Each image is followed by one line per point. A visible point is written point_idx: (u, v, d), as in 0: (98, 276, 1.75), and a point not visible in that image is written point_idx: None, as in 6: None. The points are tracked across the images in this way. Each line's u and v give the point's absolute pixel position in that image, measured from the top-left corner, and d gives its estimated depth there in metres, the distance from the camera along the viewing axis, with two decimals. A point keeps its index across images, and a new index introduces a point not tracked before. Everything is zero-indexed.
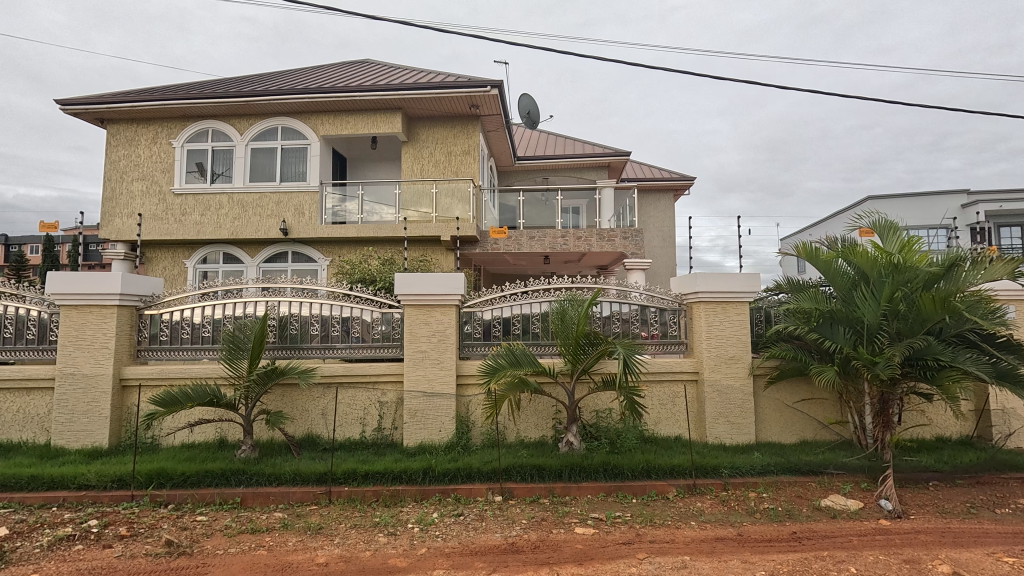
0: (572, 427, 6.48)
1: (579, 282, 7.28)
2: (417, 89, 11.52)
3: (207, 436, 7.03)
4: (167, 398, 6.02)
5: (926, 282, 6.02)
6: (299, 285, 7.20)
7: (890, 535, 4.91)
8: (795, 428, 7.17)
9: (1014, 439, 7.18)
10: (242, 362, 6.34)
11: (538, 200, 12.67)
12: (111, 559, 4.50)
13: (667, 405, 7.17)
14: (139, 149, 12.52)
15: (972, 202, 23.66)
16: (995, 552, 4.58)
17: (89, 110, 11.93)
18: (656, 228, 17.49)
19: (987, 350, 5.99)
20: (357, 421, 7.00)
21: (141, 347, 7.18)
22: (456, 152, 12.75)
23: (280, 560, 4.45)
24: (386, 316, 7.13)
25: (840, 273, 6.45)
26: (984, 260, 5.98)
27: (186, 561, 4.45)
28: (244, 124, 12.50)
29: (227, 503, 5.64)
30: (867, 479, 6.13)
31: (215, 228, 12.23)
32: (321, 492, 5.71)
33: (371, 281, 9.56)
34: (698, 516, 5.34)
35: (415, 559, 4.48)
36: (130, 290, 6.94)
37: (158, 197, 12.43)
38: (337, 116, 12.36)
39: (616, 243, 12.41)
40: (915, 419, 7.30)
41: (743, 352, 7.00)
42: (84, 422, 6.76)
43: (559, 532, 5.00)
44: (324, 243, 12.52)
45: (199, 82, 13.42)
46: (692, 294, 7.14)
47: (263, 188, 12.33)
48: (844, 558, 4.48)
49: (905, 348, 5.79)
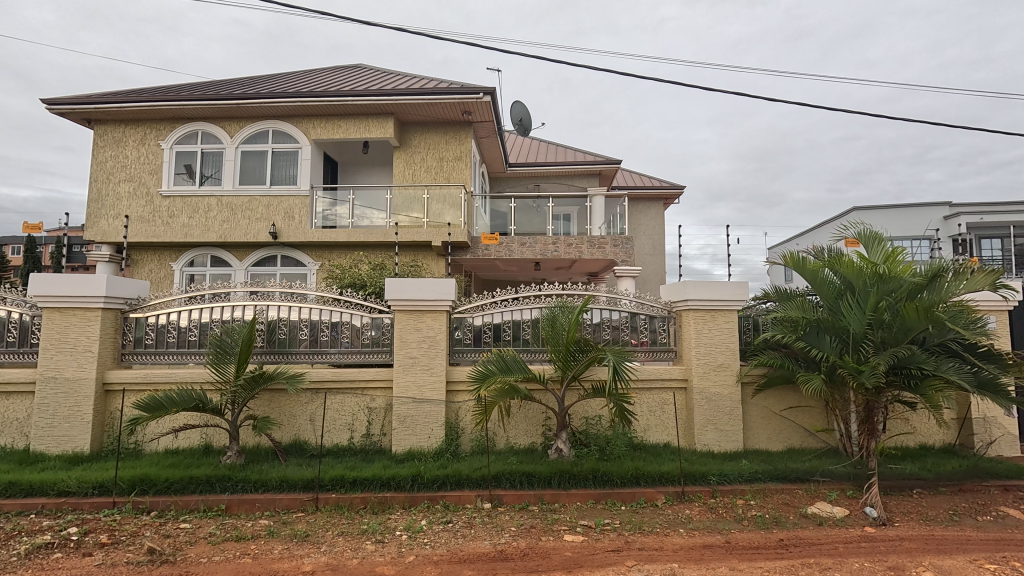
0: (561, 434, 6.47)
1: (570, 289, 7.30)
2: (410, 94, 11.54)
3: (191, 442, 6.90)
4: (152, 403, 5.95)
5: (910, 292, 6.14)
6: (288, 290, 7.14)
7: (874, 542, 4.97)
8: (782, 435, 7.23)
9: (995, 447, 7.31)
10: (229, 367, 6.25)
11: (528, 205, 12.81)
12: (90, 567, 4.40)
13: (656, 413, 7.19)
14: (126, 149, 12.38)
15: (954, 214, 24.07)
16: (977, 559, 4.65)
17: (76, 110, 11.80)
18: (646, 236, 17.66)
19: (969, 359, 6.09)
20: (345, 427, 6.93)
21: (125, 351, 7.06)
22: (448, 158, 12.76)
23: (266, 569, 4.39)
24: (376, 321, 7.09)
25: (827, 283, 6.53)
26: (965, 271, 6.08)
27: (168, 569, 4.37)
28: (234, 127, 12.42)
29: (211, 510, 5.53)
30: (852, 486, 6.21)
31: (204, 230, 12.11)
32: (307, 499, 5.65)
33: (362, 286, 9.53)
34: (686, 524, 5.36)
35: (403, 566, 4.44)
36: (116, 293, 6.84)
37: (145, 198, 12.29)
38: (328, 120, 12.32)
39: (607, 251, 12.33)
40: (900, 427, 7.39)
41: (731, 360, 7.06)
42: (66, 427, 6.62)
43: (548, 539, 4.98)
44: (314, 247, 12.45)
45: (190, 84, 13.34)
46: (681, 302, 7.19)
47: (253, 191, 12.25)
48: (829, 565, 4.52)
49: (890, 356, 5.88)
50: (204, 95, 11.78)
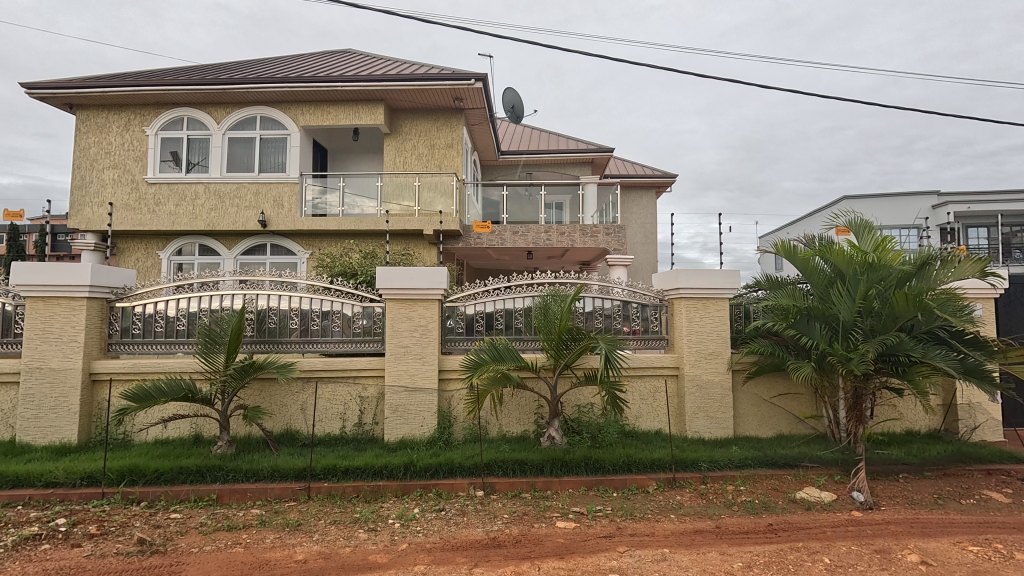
0: (553, 421, 6.50)
1: (562, 278, 7.25)
2: (400, 80, 11.36)
3: (181, 432, 6.85)
4: (140, 393, 5.87)
5: (899, 280, 6.18)
6: (278, 278, 7.08)
7: (861, 526, 5.05)
8: (771, 423, 7.31)
9: (979, 433, 7.44)
10: (218, 357, 6.17)
11: (521, 194, 12.69)
12: (80, 558, 4.36)
13: (647, 400, 7.24)
14: (110, 136, 12.10)
15: (943, 203, 24.19)
16: (961, 542, 4.74)
17: (57, 94, 11.50)
18: (638, 225, 17.69)
19: (956, 346, 6.15)
20: (337, 417, 6.90)
21: (112, 340, 6.96)
22: (439, 145, 12.63)
23: (258, 558, 4.37)
24: (368, 310, 7.02)
25: (817, 271, 6.56)
26: (954, 259, 6.14)
27: (159, 560, 4.34)
28: (221, 113, 12.17)
29: (202, 500, 5.51)
30: (840, 471, 6.31)
31: (191, 218, 11.93)
32: (300, 489, 5.64)
33: (353, 275, 9.52)
34: (678, 509, 5.41)
35: (396, 555, 4.44)
36: (101, 282, 6.73)
37: (130, 186, 12.06)
38: (318, 106, 12.12)
39: (599, 239, 12.42)
40: (887, 414, 7.50)
41: (723, 347, 7.10)
42: (52, 417, 6.54)
43: (540, 526, 5.01)
44: (304, 236, 12.31)
45: (173, 67, 13.01)
46: (674, 291, 7.20)
47: (241, 178, 12.06)
48: (817, 549, 4.58)
49: (878, 344, 5.92)
50: (189, 80, 11.51)
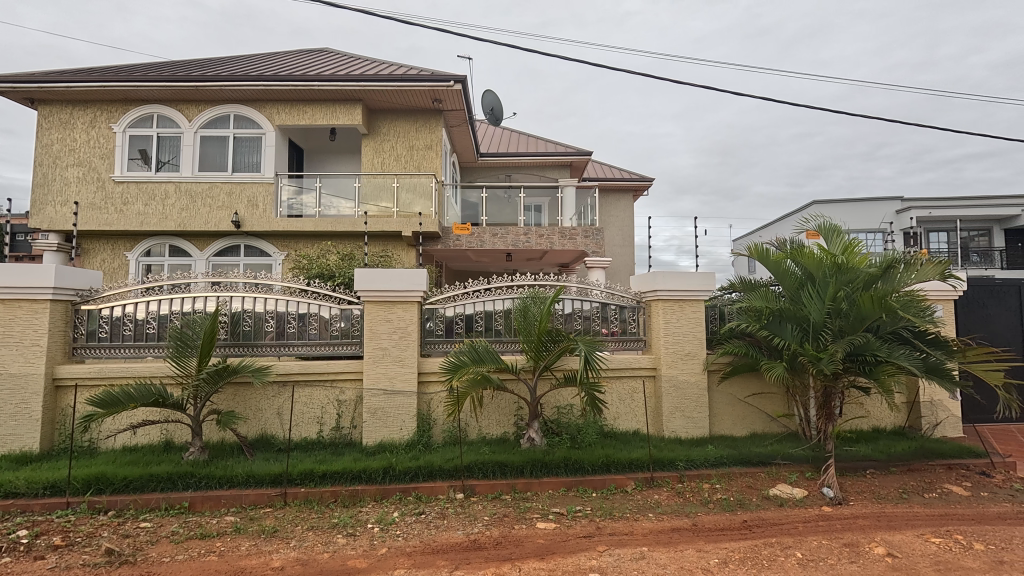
0: (533, 423, 6.55)
1: (543, 280, 7.28)
2: (378, 81, 11.26)
3: (151, 438, 6.66)
4: (107, 399, 5.68)
5: (865, 282, 6.40)
6: (253, 280, 6.95)
7: (831, 520, 5.21)
8: (746, 421, 7.48)
9: (940, 429, 7.75)
10: (191, 360, 6.02)
11: (499, 196, 12.73)
12: (44, 571, 4.20)
13: (625, 401, 7.33)
14: (74, 132, 11.69)
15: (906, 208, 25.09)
16: (924, 534, 4.93)
17: (17, 89, 11.06)
18: (616, 228, 17.90)
19: (918, 346, 6.39)
20: (314, 421, 6.81)
21: (77, 344, 6.73)
22: (418, 146, 12.57)
23: (234, 566, 4.28)
24: (346, 312, 6.94)
25: (788, 273, 6.75)
26: (916, 262, 6.40)
27: (128, 570, 4.21)
28: (192, 110, 11.87)
29: (173, 508, 5.36)
30: (811, 468, 6.51)
31: (161, 218, 11.60)
32: (275, 494, 5.53)
33: (330, 276, 9.39)
34: (655, 508, 5.50)
35: (376, 559, 4.40)
36: (65, 283, 6.50)
37: (96, 184, 11.67)
38: (294, 105, 11.93)
39: (577, 241, 12.53)
40: (855, 411, 7.76)
41: (699, 348, 7.24)
42: (12, 425, 6.27)
43: (520, 527, 5.03)
44: (279, 237, 12.10)
45: (142, 62, 12.63)
46: (651, 292, 7.32)
47: (214, 177, 11.78)
48: (790, 544, 4.71)
49: (846, 344, 6.11)
50: (159, 76, 11.19)
